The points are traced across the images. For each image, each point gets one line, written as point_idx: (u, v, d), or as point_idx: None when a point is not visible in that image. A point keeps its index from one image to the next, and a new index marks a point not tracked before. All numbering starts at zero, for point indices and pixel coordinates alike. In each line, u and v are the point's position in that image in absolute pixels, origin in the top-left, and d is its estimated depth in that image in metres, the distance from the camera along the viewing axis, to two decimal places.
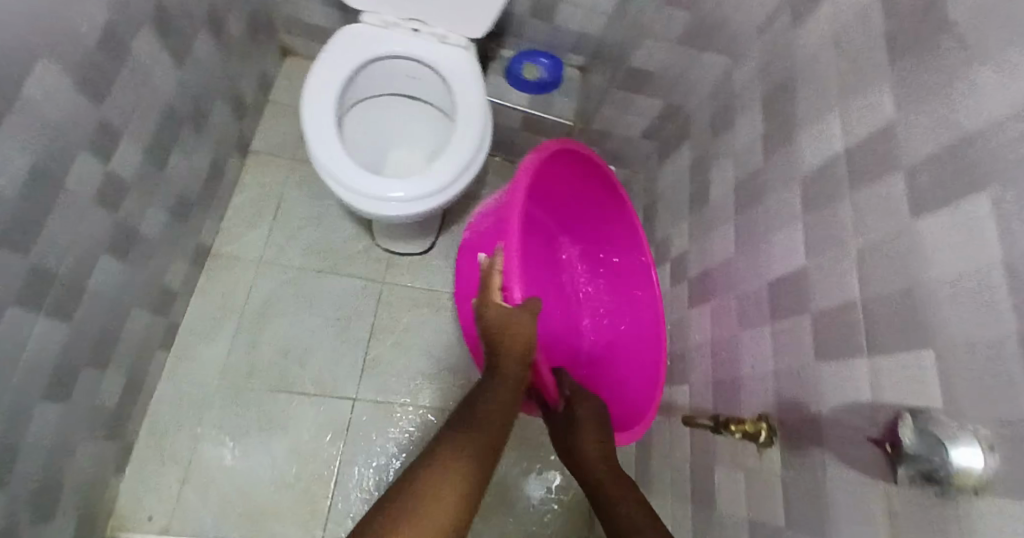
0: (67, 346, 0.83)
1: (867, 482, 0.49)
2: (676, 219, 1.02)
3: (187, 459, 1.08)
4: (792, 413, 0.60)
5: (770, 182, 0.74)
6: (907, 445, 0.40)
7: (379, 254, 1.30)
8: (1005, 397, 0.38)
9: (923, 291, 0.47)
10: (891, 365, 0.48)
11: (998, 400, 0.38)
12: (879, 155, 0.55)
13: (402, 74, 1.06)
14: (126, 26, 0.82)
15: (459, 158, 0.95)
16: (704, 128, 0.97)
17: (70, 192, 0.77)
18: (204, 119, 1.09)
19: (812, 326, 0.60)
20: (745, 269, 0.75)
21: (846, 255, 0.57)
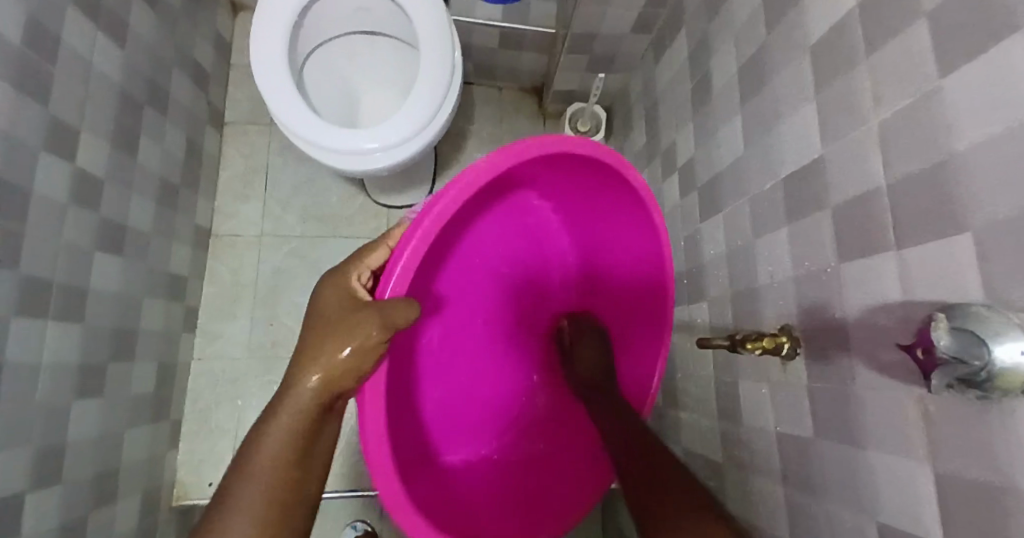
0: (88, 347, 0.85)
1: (899, 388, 0.44)
2: (678, 121, 0.92)
3: (234, 431, 1.14)
4: (814, 320, 0.55)
5: (774, 60, 0.63)
6: (939, 348, 0.33)
7: (377, 207, 1.26)
8: None
9: (954, 164, 0.39)
10: (920, 255, 0.42)
11: None
12: (897, 2, 0.45)
13: (354, 9, 0.96)
14: (48, 9, 0.75)
15: (429, 94, 0.87)
16: (698, 8, 0.84)
17: (43, 199, 0.75)
18: (165, 97, 1.03)
19: (832, 222, 0.53)
20: (755, 166, 0.67)
21: (866, 135, 0.48)
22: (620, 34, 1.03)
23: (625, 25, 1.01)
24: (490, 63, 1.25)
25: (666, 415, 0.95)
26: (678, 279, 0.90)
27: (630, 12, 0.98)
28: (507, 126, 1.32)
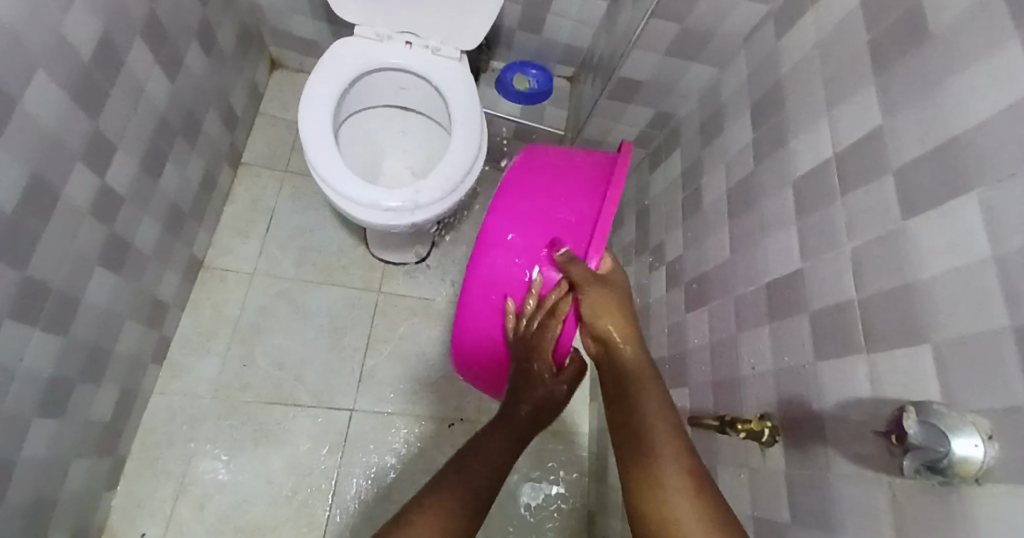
0: (62, 360, 0.82)
1: (871, 474, 0.50)
2: (669, 225, 1.04)
3: (180, 476, 1.06)
4: (793, 411, 0.62)
5: (762, 187, 0.76)
6: (911, 435, 0.40)
7: (373, 263, 1.30)
8: (1000, 387, 0.40)
9: (917, 290, 0.49)
10: (888, 359, 0.50)
11: (992, 391, 0.40)
12: (867, 159, 0.58)
13: (396, 86, 1.07)
14: (121, 39, 0.81)
15: (455, 169, 0.96)
16: (694, 136, 0.99)
17: (66, 205, 0.76)
18: (196, 131, 1.08)
19: (811, 325, 0.61)
20: (741, 272, 0.77)
21: (841, 256, 0.59)
22: (622, 144, 1.18)
23: (627, 138, 1.16)
24: (500, 149, 1.37)
25: None
26: (659, 366, 0.97)
27: (633, 128, 1.13)
28: None
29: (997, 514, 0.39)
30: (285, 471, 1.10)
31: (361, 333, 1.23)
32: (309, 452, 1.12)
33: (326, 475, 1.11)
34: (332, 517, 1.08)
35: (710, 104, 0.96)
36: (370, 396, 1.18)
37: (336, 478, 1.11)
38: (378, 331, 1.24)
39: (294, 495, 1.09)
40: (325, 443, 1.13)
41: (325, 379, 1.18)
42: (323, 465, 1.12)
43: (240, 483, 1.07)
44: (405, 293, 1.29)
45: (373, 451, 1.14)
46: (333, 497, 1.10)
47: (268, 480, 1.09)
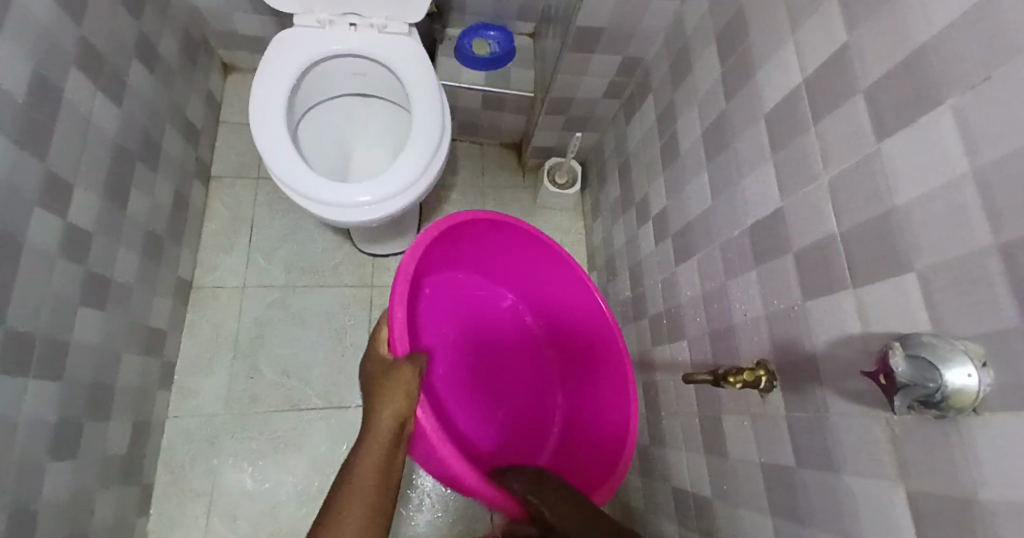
0: (64, 403, 0.82)
1: (868, 412, 0.49)
2: (650, 175, 1.00)
3: (208, 492, 1.09)
4: (788, 354, 0.60)
5: (734, 125, 0.72)
6: (898, 374, 0.37)
7: (362, 257, 1.28)
8: (991, 310, 0.37)
9: (898, 215, 0.46)
10: (875, 293, 0.48)
11: (982, 315, 0.38)
12: (835, 82, 0.54)
13: (349, 73, 1.02)
14: (53, 71, 0.78)
15: (421, 152, 0.93)
16: (664, 78, 0.95)
17: (33, 251, 0.75)
18: (157, 153, 1.06)
19: (796, 265, 0.59)
20: (724, 217, 0.74)
21: (819, 189, 0.55)
22: (592, 98, 1.13)
23: (597, 90, 1.11)
24: (471, 121, 1.33)
25: (652, 455, 0.97)
26: (657, 320, 0.96)
27: (601, 79, 1.08)
28: (487, 179, 1.39)
29: (996, 442, 0.37)
30: (308, 473, 1.12)
31: (360, 329, 1.23)
32: (329, 451, 1.14)
33: None
34: None
35: (674, 42, 0.90)
36: None
37: None
38: (377, 325, 1.24)
39: (322, 494, 1.11)
40: (343, 440, 1.15)
41: (333, 379, 1.19)
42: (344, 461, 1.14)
43: (266, 491, 1.10)
44: None
45: None
46: None
47: (294, 483, 1.11)
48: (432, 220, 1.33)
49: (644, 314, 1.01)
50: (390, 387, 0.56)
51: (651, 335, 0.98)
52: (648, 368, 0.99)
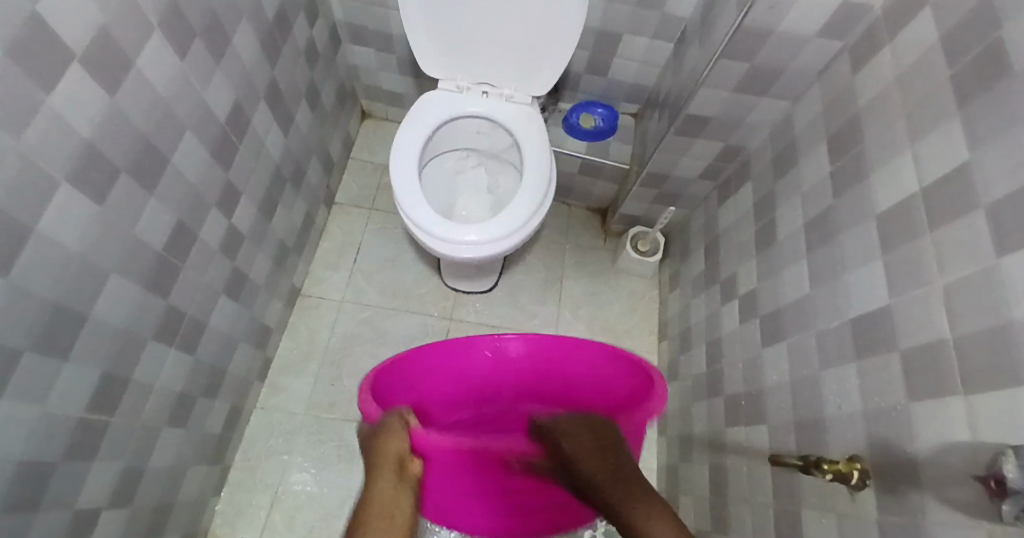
0: (189, 377, 0.93)
1: (970, 522, 0.48)
2: (742, 257, 1.03)
3: (276, 488, 1.15)
4: (884, 451, 0.60)
5: (841, 221, 0.75)
6: (1010, 480, 0.41)
7: (448, 291, 1.37)
8: None
9: (1013, 329, 0.47)
10: (987, 403, 0.48)
11: None
12: (955, 195, 0.56)
13: (473, 132, 1.15)
14: (249, 101, 0.94)
15: (527, 207, 1.02)
16: (767, 168, 0.99)
17: (202, 242, 0.89)
18: (301, 176, 1.21)
19: (900, 363, 0.60)
20: (823, 307, 0.75)
21: (931, 293, 0.57)
22: (689, 177, 1.20)
23: (694, 170, 1.17)
24: (566, 183, 1.43)
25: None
26: (735, 400, 0.95)
27: (701, 162, 1.14)
28: (572, 238, 1.46)
29: None
30: None
31: None
32: None
33: None
34: None
35: (782, 138, 0.96)
36: None
37: None
38: None
39: None
40: None
41: None
42: None
43: (326, 497, 1.15)
44: (479, 321, 1.35)
45: None
46: None
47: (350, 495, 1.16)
48: (519, 269, 1.41)
49: (720, 393, 1.01)
50: (383, 437, 0.53)
51: (726, 414, 0.98)
52: (719, 448, 0.98)
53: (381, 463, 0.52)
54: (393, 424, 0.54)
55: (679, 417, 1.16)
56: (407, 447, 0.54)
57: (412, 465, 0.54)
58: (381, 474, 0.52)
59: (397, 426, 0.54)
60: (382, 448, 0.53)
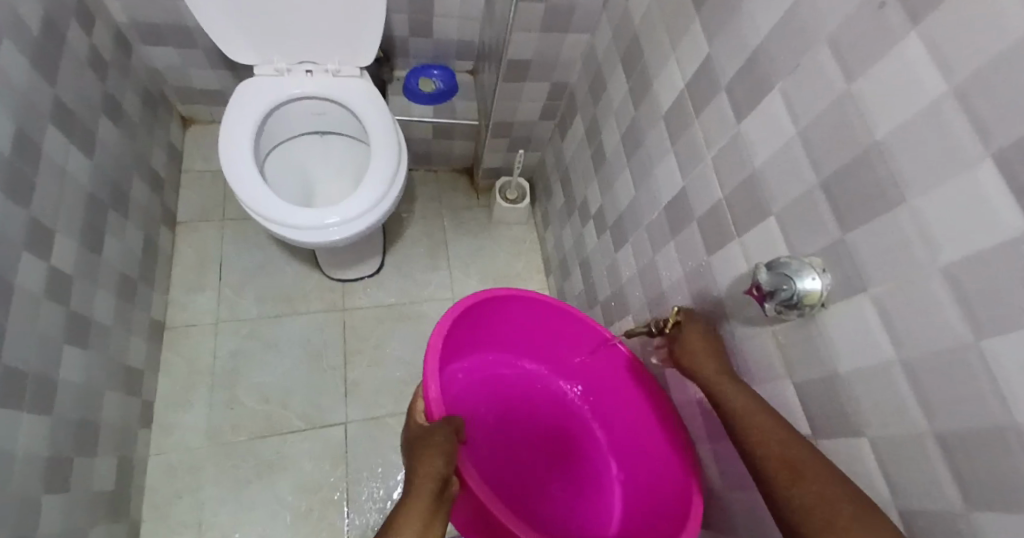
0: (55, 436, 0.85)
1: (761, 328, 0.62)
2: (584, 179, 1.14)
3: (196, 525, 1.09)
4: (702, 300, 0.73)
5: (643, 127, 0.87)
6: (763, 283, 0.53)
7: (331, 284, 1.36)
8: (811, 226, 0.54)
9: (760, 175, 0.60)
10: (753, 237, 0.62)
11: (809, 228, 0.54)
12: (706, 82, 0.69)
13: (309, 114, 1.13)
14: (34, 128, 0.86)
15: (382, 176, 1.04)
16: (586, 96, 1.09)
17: (22, 291, 0.80)
18: (126, 200, 1.12)
19: (699, 229, 0.73)
20: (646, 203, 0.88)
21: (706, 166, 0.70)
22: (531, 121, 1.27)
23: (533, 113, 1.24)
24: (424, 151, 1.45)
25: None
26: (607, 305, 1.07)
27: (536, 104, 1.22)
28: (446, 202, 1.50)
29: (843, 318, 0.51)
30: (295, 493, 1.14)
31: (335, 351, 1.28)
32: (313, 471, 1.16)
33: (336, 486, 1.16)
34: (349, 521, 1.13)
35: (591, 67, 1.06)
36: (360, 407, 1.24)
37: (345, 487, 1.16)
38: (352, 345, 1.30)
39: (310, 511, 1.13)
40: (327, 458, 1.18)
41: (313, 401, 1.23)
42: (331, 478, 1.16)
43: (253, 517, 1.11)
44: (369, 304, 1.35)
45: (376, 456, 1.20)
46: (346, 505, 1.15)
47: (281, 505, 1.13)
48: (397, 244, 1.42)
49: (596, 301, 1.12)
50: (433, 453, 0.60)
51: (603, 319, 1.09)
52: None
53: (424, 473, 0.58)
54: (443, 440, 0.62)
55: None
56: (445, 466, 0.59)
57: (450, 483, 0.60)
58: (422, 483, 0.57)
59: (446, 443, 0.62)
60: (429, 459, 0.59)
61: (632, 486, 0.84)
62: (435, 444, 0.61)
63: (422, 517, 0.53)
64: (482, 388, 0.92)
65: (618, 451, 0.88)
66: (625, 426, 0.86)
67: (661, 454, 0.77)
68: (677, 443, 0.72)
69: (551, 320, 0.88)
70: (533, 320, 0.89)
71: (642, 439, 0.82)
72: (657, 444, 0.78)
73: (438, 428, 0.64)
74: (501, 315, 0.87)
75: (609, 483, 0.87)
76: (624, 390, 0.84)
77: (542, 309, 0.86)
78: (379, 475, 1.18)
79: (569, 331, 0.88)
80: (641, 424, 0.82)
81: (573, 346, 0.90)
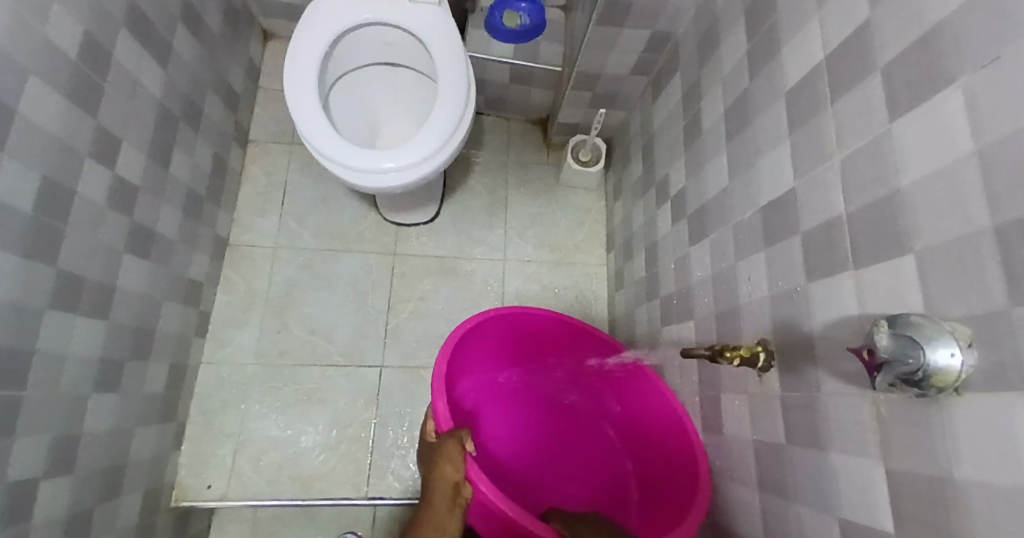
0: (108, 340, 0.89)
1: (855, 390, 0.50)
2: (671, 153, 0.98)
3: (236, 435, 1.15)
4: (787, 332, 0.61)
5: (756, 104, 0.71)
6: (880, 349, 0.40)
7: (385, 225, 1.31)
8: (969, 284, 0.39)
9: (904, 198, 0.46)
10: (876, 274, 0.48)
11: (964, 286, 0.40)
12: (855, 60, 0.53)
13: (379, 42, 1.05)
14: (106, 33, 0.84)
15: (446, 121, 0.94)
16: (692, 54, 0.92)
17: (83, 197, 0.81)
18: (197, 113, 1.11)
19: (802, 246, 0.59)
20: (738, 198, 0.73)
21: (830, 169, 0.55)
22: (621, 75, 1.11)
23: (626, 66, 1.08)
24: (499, 96, 1.33)
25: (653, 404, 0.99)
26: (668, 302, 0.95)
27: (630, 56, 1.05)
28: (514, 155, 1.39)
29: (978, 415, 0.38)
30: (327, 426, 1.17)
31: (382, 295, 1.26)
32: (347, 407, 1.18)
33: (366, 425, 1.17)
34: (374, 462, 1.15)
35: (704, 19, 0.88)
36: (397, 354, 1.22)
37: (374, 429, 1.17)
38: (398, 291, 1.27)
39: (339, 445, 1.16)
40: (361, 398, 1.19)
41: (354, 340, 1.23)
42: (362, 418, 1.18)
43: (287, 439, 1.15)
44: (420, 252, 1.30)
45: (408, 405, 1.19)
46: (373, 446, 1.16)
47: (313, 435, 1.16)
48: (457, 192, 1.34)
49: (657, 294, 1.00)
50: (443, 459, 0.62)
51: (661, 315, 0.97)
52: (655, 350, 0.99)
53: (438, 479, 0.62)
54: (451, 448, 0.62)
55: (625, 322, 1.16)
56: (456, 475, 0.61)
57: (466, 487, 0.62)
58: (439, 487, 0.63)
59: (455, 453, 0.61)
60: (440, 467, 0.62)
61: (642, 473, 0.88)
62: (444, 454, 0.62)
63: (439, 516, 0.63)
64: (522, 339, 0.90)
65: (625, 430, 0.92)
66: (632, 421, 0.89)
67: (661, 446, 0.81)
68: (679, 451, 0.76)
69: (553, 323, 0.86)
70: (534, 327, 0.87)
71: (646, 431, 0.85)
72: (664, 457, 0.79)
73: (440, 465, 0.62)
74: (490, 328, 0.83)
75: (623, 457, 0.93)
76: (633, 394, 0.86)
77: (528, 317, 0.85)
78: (409, 425, 1.18)
79: (572, 334, 0.88)
80: (666, 440, 0.79)
81: (583, 343, 0.89)
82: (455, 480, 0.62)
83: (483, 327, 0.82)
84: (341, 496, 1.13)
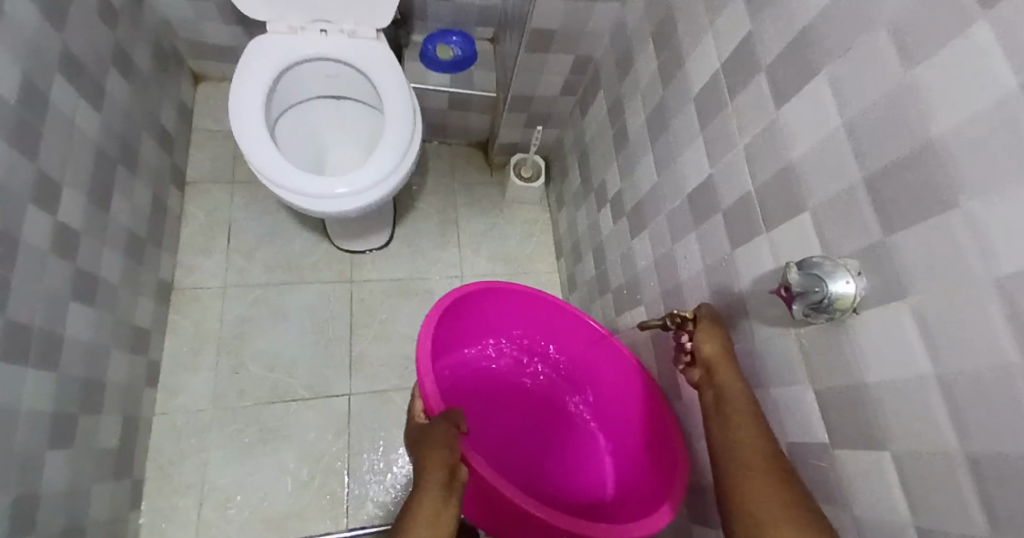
0: (60, 392, 0.85)
1: (783, 331, 0.59)
2: (604, 160, 1.09)
3: (200, 484, 1.10)
4: (722, 295, 0.70)
5: (671, 108, 0.82)
6: (795, 284, 0.48)
7: (338, 255, 1.33)
8: (853, 226, 0.50)
9: (796, 168, 0.57)
10: (784, 232, 0.59)
11: (849, 228, 0.50)
12: (744, 63, 0.65)
13: (323, 76, 1.10)
14: (41, 79, 0.83)
15: (395, 144, 1.00)
16: (612, 72, 1.04)
17: (27, 244, 0.79)
18: (135, 157, 1.10)
19: (724, 221, 0.70)
20: (667, 189, 0.84)
21: (737, 154, 0.66)
22: (551, 95, 1.22)
23: (555, 87, 1.19)
24: (440, 123, 1.41)
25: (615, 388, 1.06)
26: (619, 293, 1.04)
27: (558, 78, 1.16)
28: (458, 178, 1.46)
29: (875, 326, 0.48)
30: (298, 461, 1.14)
31: (342, 322, 1.27)
32: (317, 439, 1.17)
33: (338, 455, 1.16)
34: (350, 491, 1.14)
35: (619, 40, 1.00)
36: (363, 379, 1.23)
37: (347, 457, 1.16)
38: (358, 317, 1.28)
39: (312, 479, 1.14)
40: (331, 429, 1.18)
41: (318, 371, 1.22)
42: (333, 448, 1.17)
43: (256, 480, 1.12)
44: (376, 278, 1.32)
45: (378, 428, 1.20)
46: (348, 475, 1.15)
47: (283, 473, 1.13)
48: (408, 217, 1.39)
49: (608, 288, 1.09)
50: (434, 444, 0.62)
51: (614, 307, 1.06)
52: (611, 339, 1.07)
53: (429, 465, 0.60)
54: (443, 430, 0.64)
55: None
56: (450, 456, 0.61)
57: (460, 470, 0.60)
58: (431, 474, 0.59)
59: (445, 433, 0.63)
60: (429, 452, 0.61)
61: (618, 456, 0.89)
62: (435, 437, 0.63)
63: (432, 502, 0.56)
64: (498, 325, 0.94)
65: (604, 424, 0.93)
66: (611, 409, 0.91)
67: (638, 421, 0.84)
68: (656, 423, 0.78)
69: (533, 308, 0.91)
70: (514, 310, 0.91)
71: (623, 414, 0.88)
72: (646, 427, 0.81)
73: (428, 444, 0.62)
74: (474, 308, 0.87)
75: (599, 452, 0.93)
76: (608, 378, 0.89)
77: (517, 299, 0.89)
78: (382, 448, 1.18)
79: (552, 321, 0.92)
80: (643, 417, 0.82)
81: (563, 330, 0.92)
82: (450, 461, 0.60)
83: (466, 311, 0.86)
84: (319, 530, 1.10)
